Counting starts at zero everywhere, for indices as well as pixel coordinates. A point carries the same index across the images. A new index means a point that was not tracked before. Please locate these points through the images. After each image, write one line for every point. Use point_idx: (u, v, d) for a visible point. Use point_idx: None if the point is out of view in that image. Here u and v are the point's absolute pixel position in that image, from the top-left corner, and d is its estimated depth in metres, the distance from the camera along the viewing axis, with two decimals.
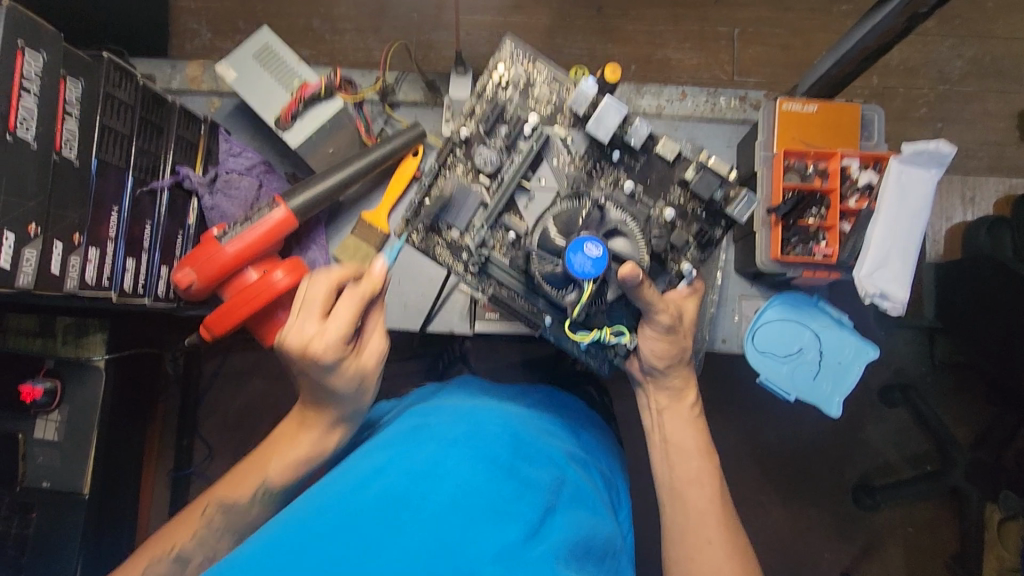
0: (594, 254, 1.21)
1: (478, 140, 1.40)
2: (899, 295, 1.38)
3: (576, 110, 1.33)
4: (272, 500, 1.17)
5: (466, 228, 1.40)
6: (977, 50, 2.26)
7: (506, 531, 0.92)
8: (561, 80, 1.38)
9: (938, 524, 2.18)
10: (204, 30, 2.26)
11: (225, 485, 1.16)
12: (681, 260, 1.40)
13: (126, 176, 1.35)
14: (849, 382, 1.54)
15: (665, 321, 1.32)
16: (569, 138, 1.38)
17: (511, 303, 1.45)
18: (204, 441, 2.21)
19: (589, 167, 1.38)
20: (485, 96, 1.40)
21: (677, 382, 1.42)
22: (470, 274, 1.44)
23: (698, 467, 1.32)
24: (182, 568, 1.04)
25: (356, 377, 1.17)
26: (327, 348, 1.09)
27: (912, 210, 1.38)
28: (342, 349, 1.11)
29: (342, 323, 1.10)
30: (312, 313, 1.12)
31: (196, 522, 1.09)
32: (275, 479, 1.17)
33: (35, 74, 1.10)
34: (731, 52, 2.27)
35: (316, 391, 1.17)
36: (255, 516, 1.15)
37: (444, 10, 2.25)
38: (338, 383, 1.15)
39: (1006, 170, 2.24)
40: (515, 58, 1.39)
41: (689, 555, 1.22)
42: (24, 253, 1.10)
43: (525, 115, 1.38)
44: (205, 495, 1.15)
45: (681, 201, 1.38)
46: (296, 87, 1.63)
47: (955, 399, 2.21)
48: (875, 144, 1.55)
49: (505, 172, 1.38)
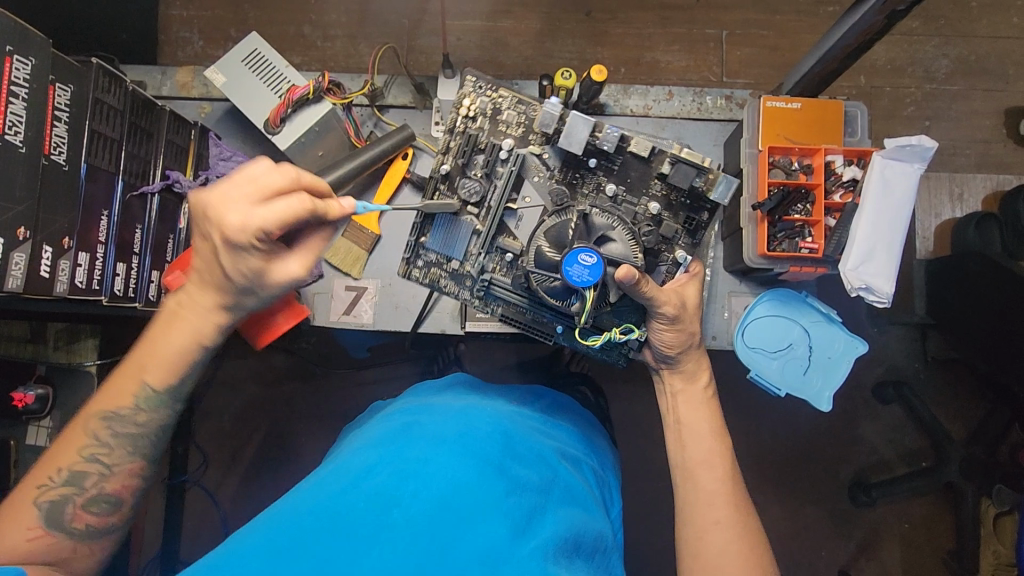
0: (589, 263, 1.25)
1: (458, 174, 1.40)
2: (884, 288, 1.40)
3: (546, 130, 1.34)
4: (157, 399, 1.18)
5: (464, 257, 1.42)
6: (962, 49, 2.29)
7: (494, 527, 0.93)
8: (526, 101, 1.39)
9: (935, 520, 2.19)
10: (195, 38, 2.27)
11: (106, 392, 1.16)
12: (674, 249, 1.42)
13: (116, 181, 1.36)
14: (838, 377, 1.55)
15: (670, 314, 1.33)
16: (545, 154, 1.39)
17: (520, 319, 1.47)
18: (199, 448, 2.20)
19: (569, 179, 1.39)
20: (456, 129, 1.41)
21: (691, 365, 1.44)
22: (476, 299, 1.46)
23: (710, 448, 1.32)
24: (78, 485, 1.10)
25: (252, 278, 1.13)
26: (239, 227, 1.04)
27: (897, 206, 1.39)
28: (253, 238, 1.05)
29: (269, 219, 1.03)
30: (252, 190, 1.05)
31: (81, 438, 1.12)
32: (155, 381, 1.17)
33: (23, 79, 1.11)
34: (719, 54, 2.29)
35: (212, 260, 1.13)
36: (145, 419, 1.17)
37: (433, 15, 2.26)
38: (235, 267, 1.11)
39: (994, 167, 2.26)
40: (478, 88, 1.41)
41: (699, 535, 1.22)
42: (12, 256, 1.11)
43: (499, 140, 1.39)
44: (88, 404, 1.16)
45: (664, 194, 1.39)
46: (285, 91, 1.64)
47: (949, 395, 2.22)
48: (859, 140, 1.56)
49: (490, 200, 1.39)
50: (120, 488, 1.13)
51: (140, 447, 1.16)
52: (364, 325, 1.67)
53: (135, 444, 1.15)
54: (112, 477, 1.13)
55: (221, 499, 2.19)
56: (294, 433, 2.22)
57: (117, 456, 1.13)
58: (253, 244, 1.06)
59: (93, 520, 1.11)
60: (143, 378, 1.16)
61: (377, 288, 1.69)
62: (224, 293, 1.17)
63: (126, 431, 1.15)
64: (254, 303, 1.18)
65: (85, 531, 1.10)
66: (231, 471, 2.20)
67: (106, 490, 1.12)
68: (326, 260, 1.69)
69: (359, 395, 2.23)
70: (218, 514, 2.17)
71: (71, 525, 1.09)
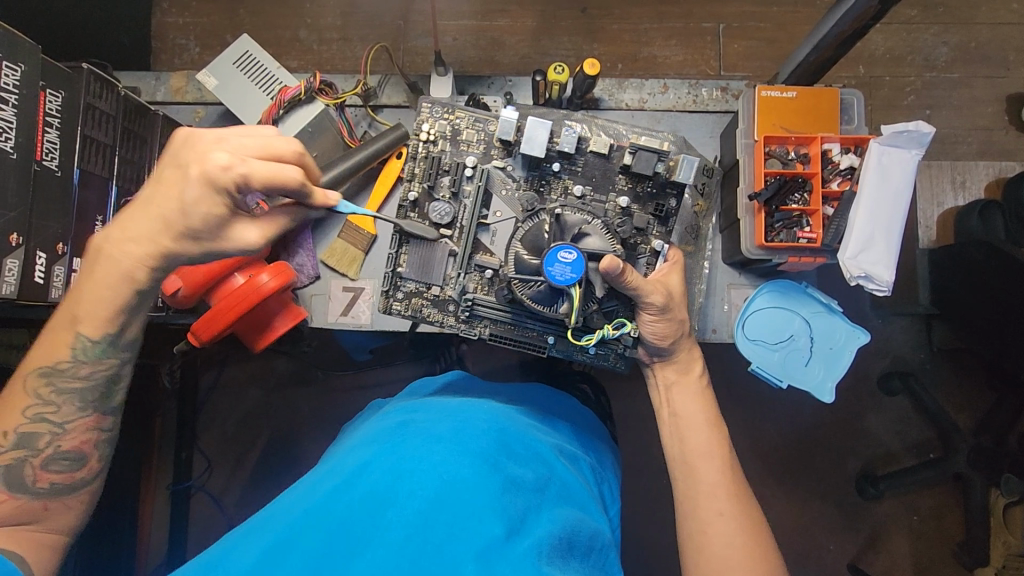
0: (570, 260, 1.24)
1: (426, 199, 1.41)
2: (884, 276, 1.39)
3: (506, 138, 1.36)
4: (96, 351, 1.15)
5: (444, 282, 1.42)
6: (962, 37, 2.26)
7: (488, 524, 0.91)
8: (483, 119, 1.42)
9: (945, 512, 2.16)
10: (191, 45, 2.27)
11: (39, 351, 1.14)
12: (649, 240, 1.41)
13: (109, 187, 1.36)
14: (841, 367, 1.54)
15: (659, 301, 1.31)
16: (507, 167, 1.41)
17: (510, 336, 1.43)
18: (202, 453, 2.20)
19: (536, 186, 1.41)
20: (419, 155, 1.42)
21: (684, 356, 1.43)
22: (462, 324, 1.44)
23: (709, 440, 1.31)
24: (33, 446, 1.11)
25: (209, 227, 1.06)
26: (221, 170, 0.99)
27: (894, 191, 1.39)
28: (233, 189, 1.00)
29: (253, 171, 0.98)
30: (236, 144, 1.02)
31: (24, 399, 1.12)
32: (89, 330, 1.13)
33: (12, 85, 1.12)
34: (716, 48, 2.27)
35: (173, 188, 1.04)
36: (87, 371, 1.15)
37: (427, 16, 2.26)
38: (193, 208, 1.03)
39: (996, 155, 2.23)
40: (435, 112, 1.43)
41: (702, 529, 1.20)
42: (6, 262, 1.12)
43: (461, 159, 1.42)
44: (23, 365, 1.15)
45: (630, 186, 1.40)
46: (277, 92, 1.65)
47: (956, 386, 2.19)
48: (855, 128, 1.55)
49: (462, 219, 1.40)
50: (77, 443, 1.14)
51: (88, 400, 1.16)
52: (362, 325, 1.67)
53: (83, 397, 1.15)
54: (64, 434, 1.13)
55: (225, 505, 2.18)
56: (297, 437, 2.22)
57: (66, 413, 1.14)
58: (231, 192, 1.01)
59: (56, 479, 1.12)
60: (78, 330, 1.13)
61: (373, 287, 1.68)
62: (168, 232, 1.07)
63: (67, 384, 1.14)
64: (186, 251, 1.08)
65: (50, 490, 1.11)
66: (234, 476, 2.20)
67: (62, 448, 1.12)
68: (322, 261, 1.69)
69: (361, 396, 2.23)
70: (222, 519, 2.17)
71: (34, 487, 1.10)
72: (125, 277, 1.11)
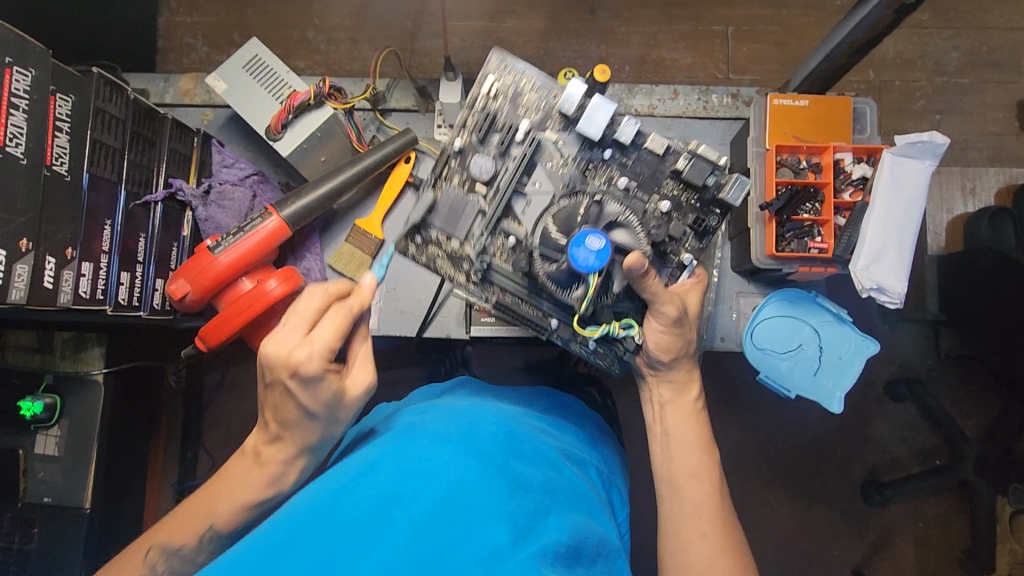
0: (596, 247, 1.23)
1: (471, 150, 1.39)
2: (896, 288, 1.38)
3: (566, 112, 1.33)
4: (220, 543, 1.13)
5: (466, 237, 1.39)
6: (973, 41, 2.25)
7: (495, 530, 0.90)
8: (549, 87, 1.38)
9: (950, 518, 2.16)
10: (199, 44, 2.27)
11: (171, 523, 1.11)
12: (680, 251, 1.40)
13: (118, 190, 1.36)
14: (848, 378, 1.53)
15: (671, 313, 1.32)
16: (561, 141, 1.38)
17: (516, 310, 1.41)
18: (208, 454, 2.21)
19: (582, 167, 1.38)
20: (476, 106, 1.39)
21: (681, 376, 1.40)
22: (473, 284, 1.41)
23: (697, 461, 1.30)
24: None
25: (332, 404, 1.11)
26: (306, 360, 1.05)
27: (908, 199, 1.38)
28: (324, 363, 1.07)
29: (324, 338, 1.07)
30: (294, 331, 1.09)
31: (137, 570, 1.07)
32: (223, 523, 1.12)
33: (23, 90, 1.12)
34: (725, 50, 2.26)
35: (286, 408, 1.10)
36: (204, 558, 1.12)
37: (435, 16, 2.24)
38: (312, 400, 1.09)
39: (1006, 160, 2.22)
40: (503, 69, 1.39)
41: (684, 548, 1.20)
42: (16, 267, 1.11)
43: (516, 122, 1.38)
44: (151, 531, 1.12)
45: (675, 193, 1.37)
46: (286, 97, 1.64)
47: (962, 394, 2.18)
48: (868, 137, 1.54)
49: (500, 179, 1.37)
50: None
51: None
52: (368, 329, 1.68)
53: None
54: None
55: None
56: None
57: None
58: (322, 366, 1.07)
59: None
60: (210, 521, 1.11)
61: (382, 294, 1.69)
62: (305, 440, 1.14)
63: (181, 568, 1.09)
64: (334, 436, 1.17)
65: None
66: None
67: None
68: (331, 265, 1.69)
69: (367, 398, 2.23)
70: None
71: None
72: (269, 483, 1.14)
